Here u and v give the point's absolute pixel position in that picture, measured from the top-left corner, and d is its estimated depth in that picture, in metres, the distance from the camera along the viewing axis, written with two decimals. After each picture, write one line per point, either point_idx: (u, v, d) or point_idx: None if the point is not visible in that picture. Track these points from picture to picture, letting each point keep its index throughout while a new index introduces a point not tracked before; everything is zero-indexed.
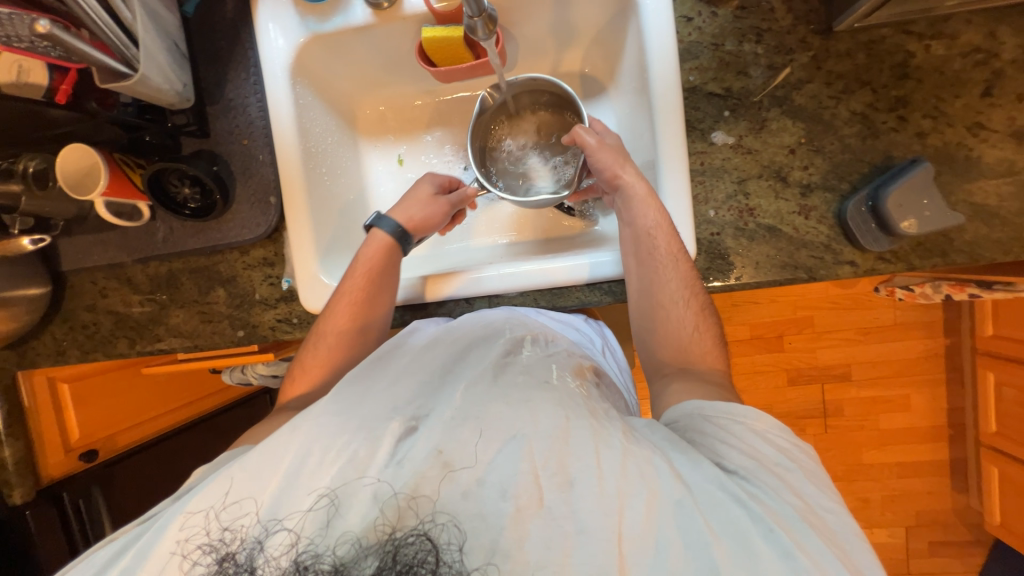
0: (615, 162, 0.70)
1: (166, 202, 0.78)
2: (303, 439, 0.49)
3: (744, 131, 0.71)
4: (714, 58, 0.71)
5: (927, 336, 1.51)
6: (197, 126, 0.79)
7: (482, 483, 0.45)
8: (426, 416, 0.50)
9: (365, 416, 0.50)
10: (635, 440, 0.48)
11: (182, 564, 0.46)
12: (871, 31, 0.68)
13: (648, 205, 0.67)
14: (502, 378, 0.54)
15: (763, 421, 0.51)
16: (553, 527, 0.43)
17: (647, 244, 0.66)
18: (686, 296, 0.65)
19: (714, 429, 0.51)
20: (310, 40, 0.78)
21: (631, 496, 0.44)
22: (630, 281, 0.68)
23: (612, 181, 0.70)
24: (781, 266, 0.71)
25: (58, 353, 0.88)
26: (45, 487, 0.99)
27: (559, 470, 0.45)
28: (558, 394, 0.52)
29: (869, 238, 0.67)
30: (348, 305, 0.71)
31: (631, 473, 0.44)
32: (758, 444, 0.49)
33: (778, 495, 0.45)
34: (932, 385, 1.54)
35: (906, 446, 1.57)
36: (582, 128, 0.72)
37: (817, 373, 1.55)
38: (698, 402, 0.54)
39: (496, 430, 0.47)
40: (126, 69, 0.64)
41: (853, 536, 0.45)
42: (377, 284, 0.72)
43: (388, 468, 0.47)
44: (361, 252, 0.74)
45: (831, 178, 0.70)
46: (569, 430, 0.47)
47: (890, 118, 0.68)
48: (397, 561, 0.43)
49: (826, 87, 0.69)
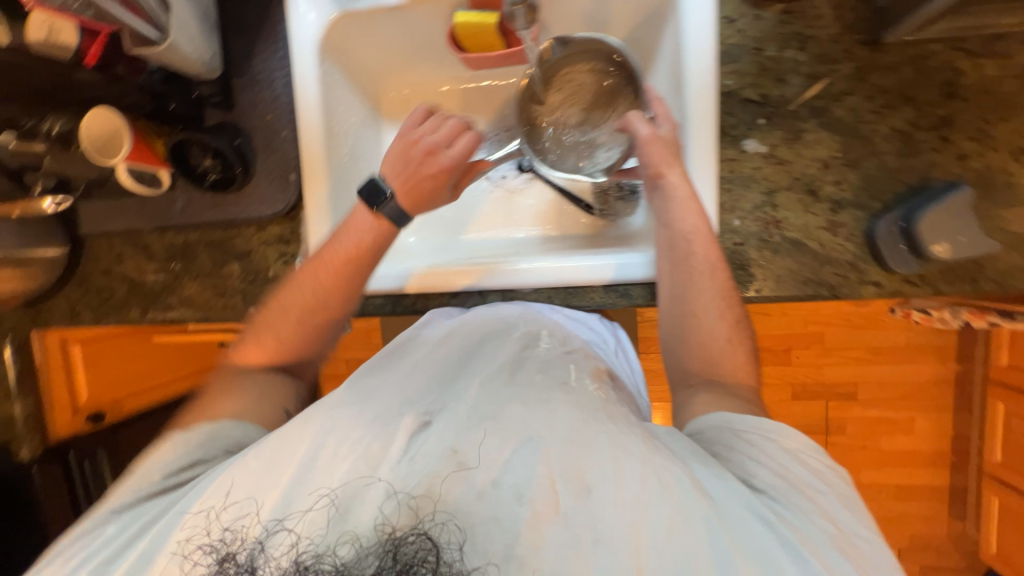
0: (663, 158, 0.66)
1: (186, 172, 0.78)
2: (314, 431, 0.48)
3: (778, 140, 0.69)
4: (754, 63, 0.69)
5: (939, 361, 1.49)
6: (222, 97, 0.78)
7: (498, 484, 0.44)
8: (438, 412, 0.51)
9: (380, 410, 0.51)
10: (655, 447, 0.46)
11: (182, 564, 0.45)
12: (921, 46, 0.65)
13: (690, 209, 0.64)
14: (518, 377, 0.55)
15: (797, 440, 0.50)
16: (569, 534, 0.42)
17: (682, 249, 0.64)
18: (722, 309, 0.62)
19: (742, 443, 0.50)
20: (341, 17, 0.77)
21: (652, 507, 0.43)
22: (663, 285, 0.67)
23: (655, 179, 0.66)
24: (803, 282, 0.69)
25: (70, 316, 0.88)
26: (52, 446, 0.99)
27: (576, 476, 0.44)
28: (574, 395, 0.52)
29: (898, 260, 0.65)
30: (322, 278, 0.66)
31: (651, 483, 0.43)
32: (790, 464, 0.48)
33: (808, 518, 0.44)
34: (939, 410, 1.52)
35: (906, 469, 1.56)
36: (637, 114, 0.69)
37: (823, 389, 1.54)
38: (727, 414, 0.53)
39: (512, 431, 0.47)
40: (156, 35, 0.64)
41: (883, 562, 0.44)
42: (359, 265, 0.66)
43: (401, 465, 0.46)
44: (347, 221, 0.67)
45: (863, 196, 0.68)
46: (587, 434, 0.47)
47: (931, 138, 0.66)
48: (397, 561, 0.43)
49: (868, 100, 0.67)
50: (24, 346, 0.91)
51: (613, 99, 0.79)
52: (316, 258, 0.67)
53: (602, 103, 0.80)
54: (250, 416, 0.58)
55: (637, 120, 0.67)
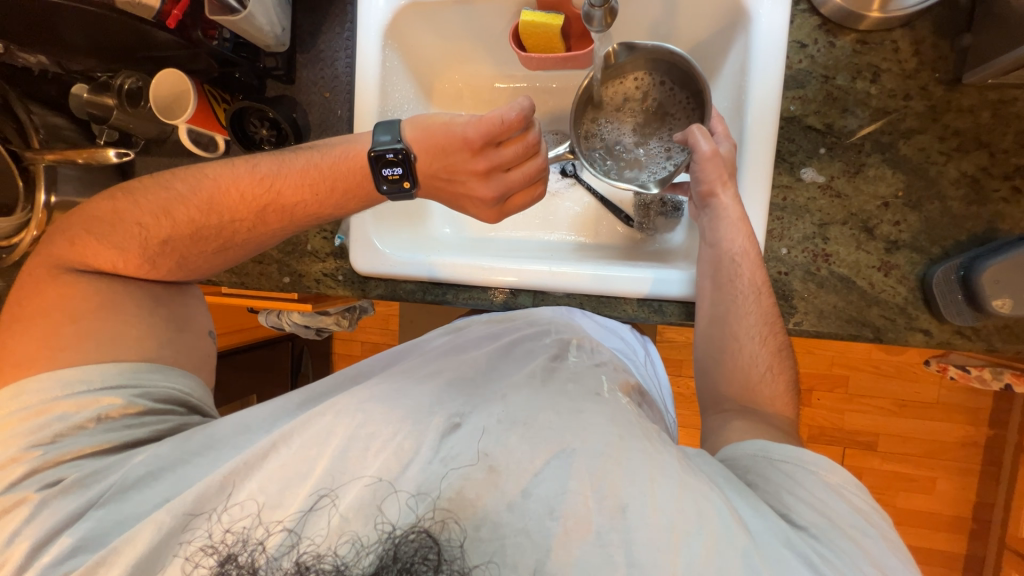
0: (719, 176, 0.65)
1: (243, 139, 0.80)
2: (346, 425, 0.48)
3: (837, 172, 0.67)
4: (821, 91, 0.67)
5: (969, 423, 1.42)
6: (285, 71, 0.80)
7: (528, 496, 0.43)
8: (470, 413, 0.49)
9: (411, 406, 0.49)
10: (692, 471, 0.45)
11: (184, 565, 0.45)
12: (1003, 91, 0.62)
13: (738, 230, 0.64)
14: (551, 384, 0.54)
15: (838, 476, 0.49)
16: (602, 554, 0.41)
17: (728, 270, 0.64)
18: (764, 334, 0.62)
19: (780, 475, 0.49)
20: (409, 4, 0.78)
21: (688, 536, 0.41)
22: (703, 306, 0.67)
23: (706, 198, 0.66)
24: (846, 320, 0.67)
25: None
26: None
27: (610, 495, 0.43)
28: (608, 408, 0.51)
29: (952, 309, 0.62)
30: (275, 196, 0.63)
31: (687, 509, 0.42)
32: (833, 503, 0.46)
33: (852, 563, 0.42)
34: (964, 474, 1.45)
35: (920, 530, 1.49)
36: (700, 130, 0.67)
37: (843, 436, 1.48)
38: (763, 443, 0.52)
39: (545, 441, 0.46)
40: (236, 5, 0.65)
41: None
42: (308, 211, 0.65)
43: (430, 465, 0.45)
44: (341, 156, 0.64)
45: (921, 239, 0.65)
46: (621, 449, 0.46)
47: (1003, 187, 0.63)
48: (397, 558, 0.42)
49: (938, 141, 0.64)
50: None
51: (677, 109, 0.77)
52: (277, 174, 0.63)
53: (666, 111, 0.78)
54: (168, 360, 0.60)
55: (700, 136, 0.66)
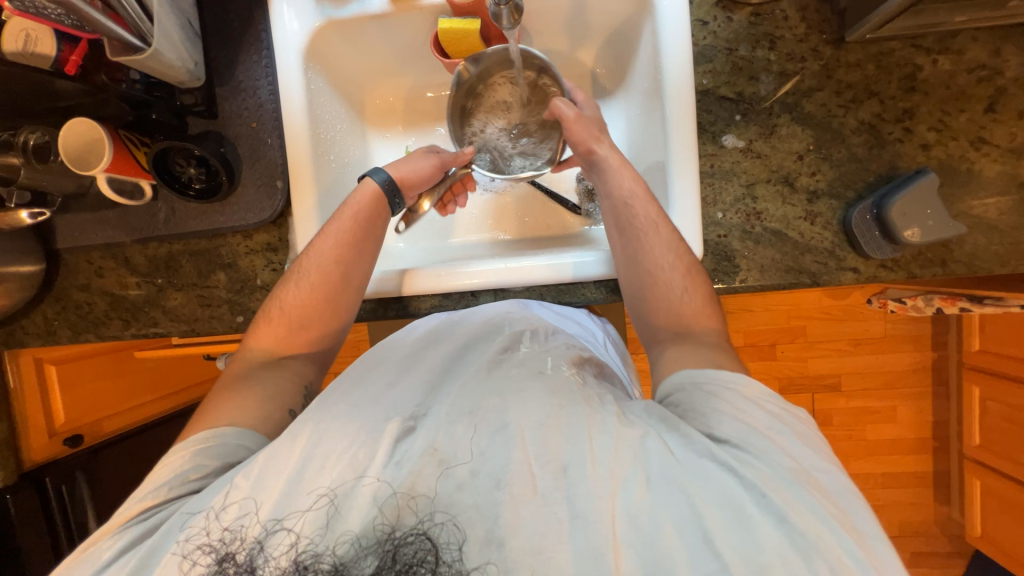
0: (590, 136, 0.73)
1: (170, 181, 0.76)
2: (303, 444, 0.48)
3: (754, 135, 0.72)
4: (728, 63, 0.72)
5: (916, 349, 1.54)
6: (206, 107, 0.78)
7: (477, 474, 0.47)
8: (424, 416, 0.51)
9: (366, 418, 0.50)
10: (628, 421, 0.51)
11: (182, 564, 0.45)
12: (881, 44, 0.69)
13: (623, 175, 0.71)
14: (497, 370, 0.56)
15: (752, 387, 0.52)
16: (547, 512, 0.45)
17: (625, 215, 0.69)
18: (672, 261, 0.65)
19: (704, 397, 0.52)
20: (326, 25, 0.78)
21: (624, 479, 0.46)
22: (617, 253, 0.70)
23: (589, 156, 0.73)
24: (785, 270, 0.72)
25: (49, 334, 0.86)
26: (26, 471, 0.95)
27: (552, 458, 0.47)
28: (549, 382, 0.54)
29: (872, 244, 0.68)
30: (335, 248, 0.69)
31: (624, 457, 0.47)
32: (749, 408, 0.50)
33: (770, 460, 0.46)
34: (918, 397, 1.57)
35: (890, 457, 1.60)
36: (559, 101, 0.73)
37: (808, 382, 1.57)
38: (689, 370, 0.56)
39: (487, 422, 0.50)
40: (139, 43, 0.62)
41: (846, 491, 0.46)
42: (363, 232, 0.71)
43: (387, 468, 0.47)
44: (351, 199, 0.73)
45: (837, 186, 0.71)
46: (562, 416, 0.50)
47: (896, 129, 0.70)
48: (397, 560, 0.44)
49: (836, 96, 0.70)
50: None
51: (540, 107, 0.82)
52: (323, 238, 0.70)
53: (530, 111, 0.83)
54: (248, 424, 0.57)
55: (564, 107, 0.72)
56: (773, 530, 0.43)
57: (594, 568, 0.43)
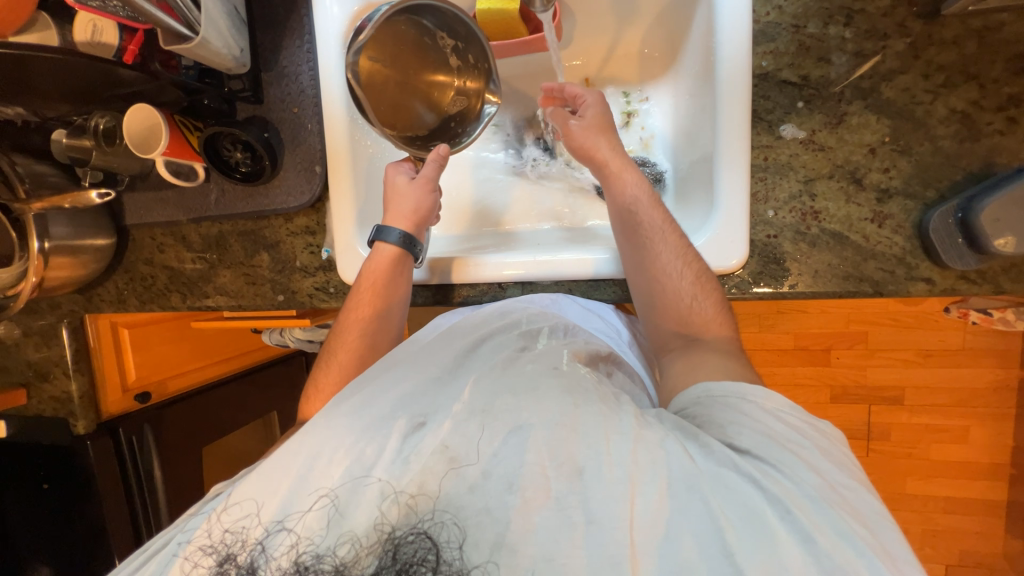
0: (589, 139, 0.71)
1: (219, 164, 0.80)
2: (312, 436, 0.51)
3: (819, 125, 0.64)
4: (793, 42, 0.65)
5: (1000, 366, 1.37)
6: (252, 92, 0.80)
7: (487, 476, 0.47)
8: (433, 414, 0.52)
9: (372, 415, 0.52)
10: (647, 424, 0.49)
11: (184, 565, 0.48)
12: (987, 16, 0.59)
13: (624, 181, 0.69)
14: (511, 368, 0.57)
15: (775, 401, 0.52)
16: (561, 516, 0.45)
17: (631, 221, 0.67)
18: (681, 268, 0.64)
19: (722, 409, 0.52)
20: (364, 8, 0.77)
21: (643, 485, 0.45)
22: (625, 261, 0.68)
23: (590, 154, 0.71)
24: (844, 277, 0.65)
25: (120, 301, 0.95)
26: (104, 421, 1.09)
27: (567, 460, 0.47)
28: (567, 380, 0.54)
29: (952, 254, 0.60)
30: (359, 318, 0.73)
31: (642, 460, 0.46)
32: (770, 422, 0.49)
33: (791, 473, 0.45)
34: (997, 419, 1.40)
35: (957, 481, 1.45)
36: (559, 108, 0.76)
37: (866, 393, 1.44)
38: (705, 384, 0.55)
39: (501, 422, 0.50)
40: (188, 32, 0.64)
41: (873, 512, 0.45)
42: (385, 295, 0.74)
43: (394, 465, 0.49)
44: (366, 265, 0.75)
45: (914, 184, 0.62)
46: (578, 416, 0.50)
47: (997, 119, 0.60)
48: (397, 559, 0.45)
49: (923, 79, 0.61)
50: (79, 326, 1.01)
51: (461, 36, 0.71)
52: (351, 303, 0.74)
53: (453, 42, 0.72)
54: None
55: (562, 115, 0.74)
56: (798, 549, 0.41)
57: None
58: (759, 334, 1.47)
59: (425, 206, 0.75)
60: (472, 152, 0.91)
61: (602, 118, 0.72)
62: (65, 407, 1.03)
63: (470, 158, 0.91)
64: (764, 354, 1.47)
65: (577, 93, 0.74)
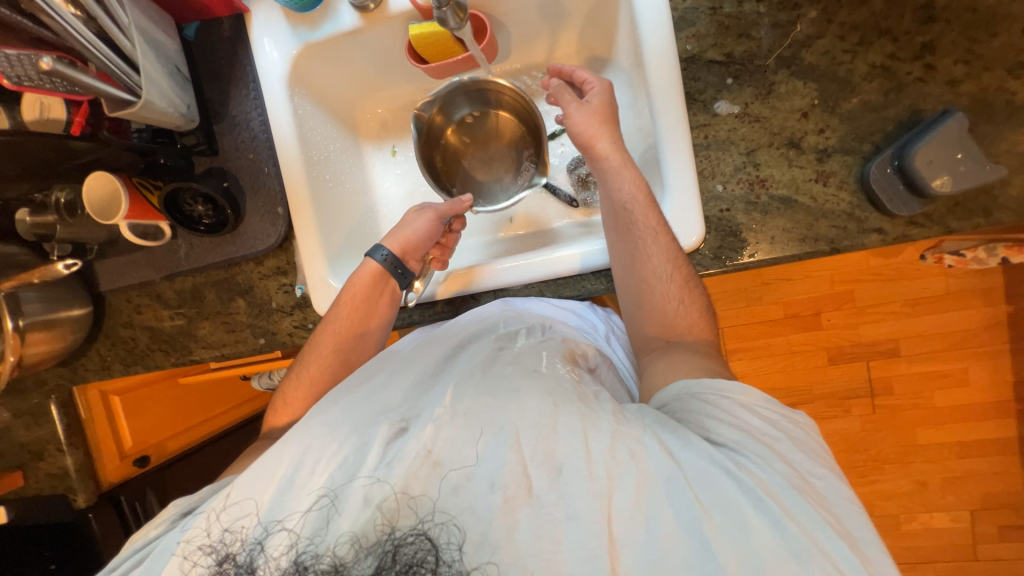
0: (591, 127, 0.69)
1: (183, 220, 0.81)
2: (292, 447, 0.51)
3: (750, 98, 0.67)
4: (713, 23, 0.67)
5: (986, 304, 1.39)
6: (207, 145, 0.82)
7: (472, 477, 0.47)
8: (415, 418, 0.52)
9: (358, 419, 0.53)
10: (626, 420, 0.50)
11: (184, 564, 0.49)
12: None
13: (624, 177, 0.67)
14: (491, 370, 0.57)
15: (750, 395, 0.53)
16: (543, 514, 0.45)
17: (625, 219, 0.66)
18: (670, 270, 0.64)
19: (701, 404, 0.52)
20: (304, 50, 0.80)
21: (621, 479, 0.46)
22: (614, 256, 0.68)
23: (588, 144, 0.69)
24: (800, 239, 0.66)
25: (104, 368, 0.95)
26: (105, 491, 1.06)
27: (547, 458, 0.47)
28: (546, 381, 0.54)
29: (897, 202, 0.62)
30: (334, 334, 0.74)
31: (620, 455, 0.47)
32: (746, 416, 0.51)
33: (766, 463, 0.47)
34: (993, 357, 1.41)
35: (965, 425, 1.45)
36: (563, 87, 0.72)
37: (862, 349, 1.45)
38: (684, 381, 0.55)
39: (483, 424, 0.50)
40: (130, 97, 0.66)
41: (843, 500, 0.47)
42: (364, 313, 0.74)
43: (378, 469, 0.49)
44: (350, 281, 0.75)
45: (850, 141, 0.64)
46: (556, 416, 0.50)
47: (915, 68, 0.62)
48: (397, 561, 0.45)
49: (840, 41, 0.64)
50: (69, 401, 1.00)
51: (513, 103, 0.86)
52: (331, 315, 0.74)
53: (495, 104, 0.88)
54: None
55: (565, 93, 0.72)
56: (770, 534, 0.43)
57: (592, 567, 0.43)
58: (747, 307, 1.47)
59: (417, 237, 0.77)
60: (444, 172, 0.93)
61: (608, 106, 0.70)
62: (63, 482, 1.01)
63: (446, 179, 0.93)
64: (756, 327, 1.47)
65: (585, 79, 0.72)
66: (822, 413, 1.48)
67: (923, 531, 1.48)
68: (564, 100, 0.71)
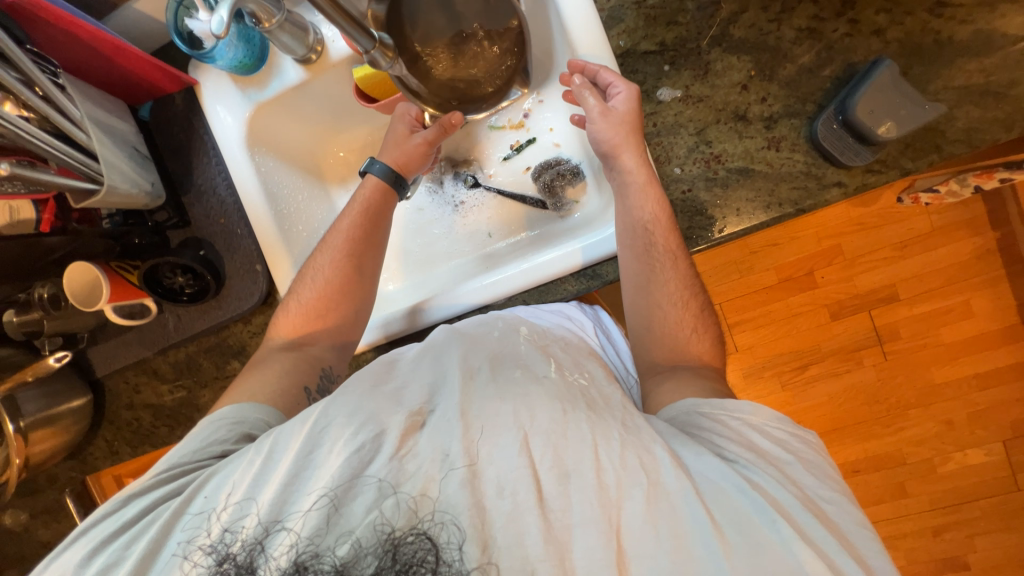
0: (617, 137, 0.66)
1: (164, 293, 0.83)
2: (312, 423, 0.51)
3: (690, 80, 0.68)
4: (640, 16, 0.70)
5: (972, 234, 1.39)
6: (178, 217, 0.83)
7: (482, 476, 0.47)
8: (433, 411, 0.51)
9: (374, 408, 0.51)
10: (636, 429, 0.50)
11: (184, 564, 0.49)
12: None
13: (646, 196, 0.66)
14: (500, 373, 0.55)
15: (760, 416, 0.54)
16: (552, 516, 0.46)
17: (643, 239, 0.65)
18: (685, 298, 0.65)
19: (712, 424, 0.53)
20: (256, 110, 0.82)
21: (631, 488, 0.47)
22: (627, 273, 0.67)
23: (611, 155, 0.67)
24: (765, 206, 0.67)
25: (113, 454, 0.95)
26: None
27: (558, 463, 0.47)
28: (553, 387, 0.54)
29: (849, 153, 0.63)
30: (345, 240, 0.76)
31: (630, 464, 0.47)
32: (755, 438, 0.52)
33: (776, 481, 0.48)
34: (991, 284, 1.41)
35: (978, 356, 1.44)
36: (583, 84, 0.68)
37: (861, 300, 1.45)
38: (694, 399, 0.56)
39: (493, 424, 0.49)
40: (93, 185, 0.68)
41: (855, 524, 0.48)
42: (373, 222, 0.77)
43: (389, 465, 0.47)
44: (356, 193, 0.79)
45: (793, 104, 0.66)
46: (567, 422, 0.50)
47: (840, 24, 0.64)
48: (397, 561, 0.45)
49: (763, 11, 0.66)
50: (83, 491, 0.99)
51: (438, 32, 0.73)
52: (341, 219, 0.78)
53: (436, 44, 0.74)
54: None
55: (587, 94, 0.67)
56: (785, 558, 0.43)
57: None
58: (739, 278, 1.47)
59: (408, 159, 0.79)
60: (407, 211, 0.95)
61: (635, 114, 0.65)
62: None
63: (406, 217, 0.95)
64: (752, 296, 1.47)
65: (609, 82, 0.67)
66: (834, 369, 1.47)
67: (960, 471, 1.45)
68: (588, 101, 0.67)
